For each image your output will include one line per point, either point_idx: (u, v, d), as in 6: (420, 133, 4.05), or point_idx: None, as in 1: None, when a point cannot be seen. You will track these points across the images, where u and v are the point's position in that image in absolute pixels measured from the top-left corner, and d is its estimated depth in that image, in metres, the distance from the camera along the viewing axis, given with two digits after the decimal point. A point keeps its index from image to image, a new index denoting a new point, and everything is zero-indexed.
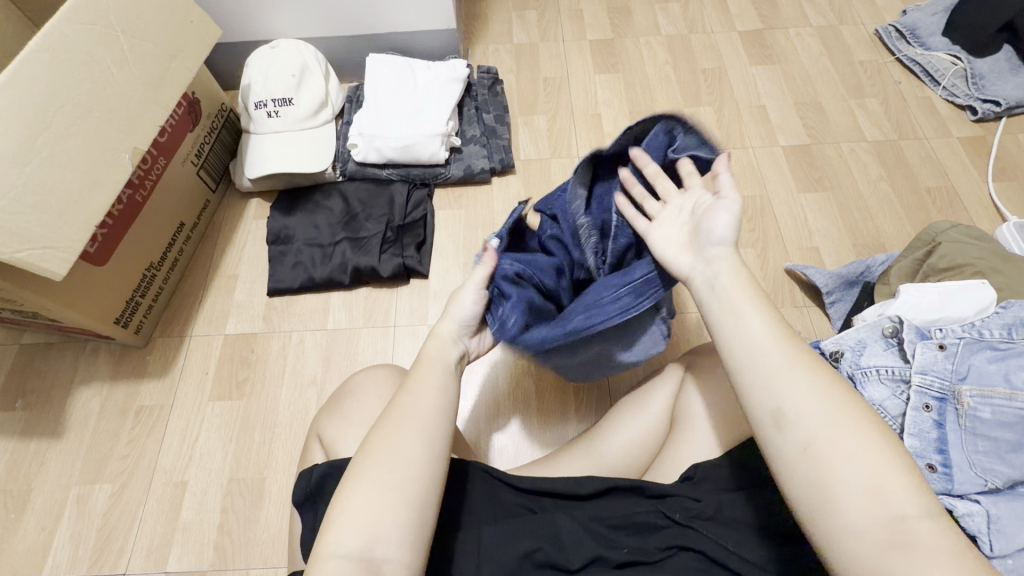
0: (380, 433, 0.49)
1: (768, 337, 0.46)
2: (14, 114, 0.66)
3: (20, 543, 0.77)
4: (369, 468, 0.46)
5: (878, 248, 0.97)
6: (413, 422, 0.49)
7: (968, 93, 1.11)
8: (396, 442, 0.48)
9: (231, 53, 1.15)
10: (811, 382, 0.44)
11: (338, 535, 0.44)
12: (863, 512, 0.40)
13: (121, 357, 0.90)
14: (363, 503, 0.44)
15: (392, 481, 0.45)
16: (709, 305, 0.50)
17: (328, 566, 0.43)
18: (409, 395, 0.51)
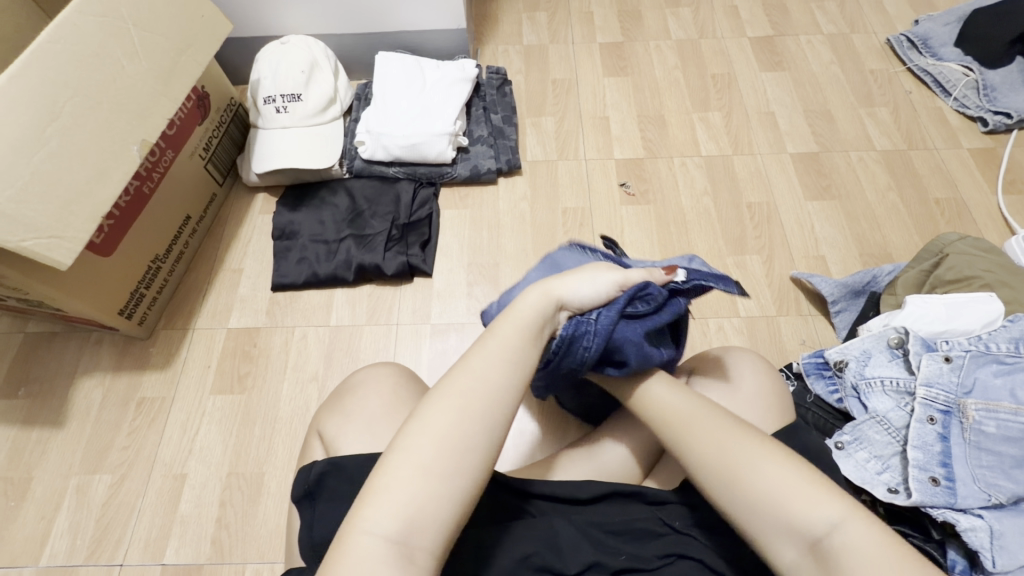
0: (437, 409, 0.46)
1: (678, 398, 0.54)
2: (24, 104, 0.66)
3: (18, 532, 0.77)
4: (419, 448, 0.45)
5: (885, 258, 0.96)
6: (473, 404, 0.47)
7: (979, 105, 1.10)
8: (454, 425, 0.46)
9: (242, 47, 1.15)
10: (721, 424, 0.50)
11: (376, 512, 0.42)
12: (778, 534, 0.45)
13: (124, 348, 0.90)
14: (406, 485, 0.43)
15: (441, 466, 0.44)
16: (666, 430, 0.53)
17: (359, 542, 0.42)
18: (473, 370, 0.49)
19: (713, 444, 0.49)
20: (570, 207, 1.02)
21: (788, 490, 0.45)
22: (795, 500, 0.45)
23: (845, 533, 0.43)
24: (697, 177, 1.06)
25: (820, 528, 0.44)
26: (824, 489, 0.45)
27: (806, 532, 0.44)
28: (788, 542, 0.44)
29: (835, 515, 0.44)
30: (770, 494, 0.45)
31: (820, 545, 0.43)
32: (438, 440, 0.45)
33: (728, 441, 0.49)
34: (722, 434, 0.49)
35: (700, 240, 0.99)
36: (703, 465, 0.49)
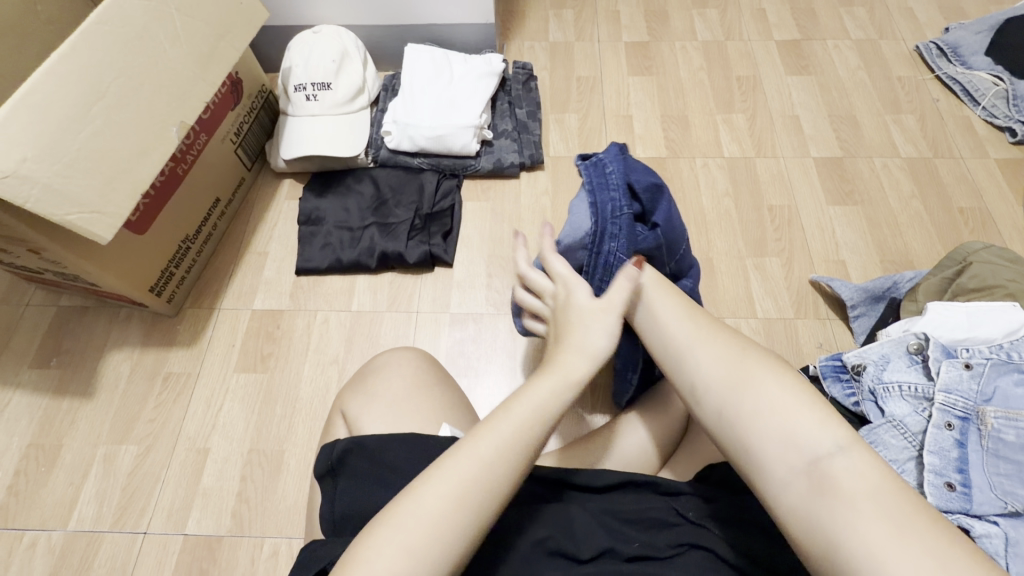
0: (446, 496, 0.43)
1: (681, 320, 0.54)
2: (72, 83, 0.68)
3: (48, 496, 0.80)
4: (424, 537, 0.41)
5: (906, 265, 0.96)
6: (478, 496, 0.43)
7: (1008, 114, 1.09)
8: (457, 517, 0.42)
9: (275, 36, 1.17)
10: (721, 348, 0.50)
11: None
12: (775, 449, 0.44)
13: (153, 324, 0.93)
14: (397, 570, 0.40)
15: (435, 558, 0.41)
16: (664, 356, 0.53)
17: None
18: (485, 456, 0.45)
19: (719, 362, 0.50)
20: None
21: (796, 408, 0.45)
22: (803, 418, 0.44)
23: (846, 459, 0.42)
24: (719, 178, 1.06)
25: (822, 449, 0.42)
26: (832, 419, 0.44)
27: (805, 451, 0.43)
28: (781, 460, 0.43)
29: (841, 441, 0.43)
30: (777, 411, 0.45)
31: (818, 467, 0.42)
32: (438, 529, 0.42)
33: (742, 359, 0.49)
34: (737, 352, 0.50)
35: (719, 240, 0.99)
36: (709, 379, 0.49)
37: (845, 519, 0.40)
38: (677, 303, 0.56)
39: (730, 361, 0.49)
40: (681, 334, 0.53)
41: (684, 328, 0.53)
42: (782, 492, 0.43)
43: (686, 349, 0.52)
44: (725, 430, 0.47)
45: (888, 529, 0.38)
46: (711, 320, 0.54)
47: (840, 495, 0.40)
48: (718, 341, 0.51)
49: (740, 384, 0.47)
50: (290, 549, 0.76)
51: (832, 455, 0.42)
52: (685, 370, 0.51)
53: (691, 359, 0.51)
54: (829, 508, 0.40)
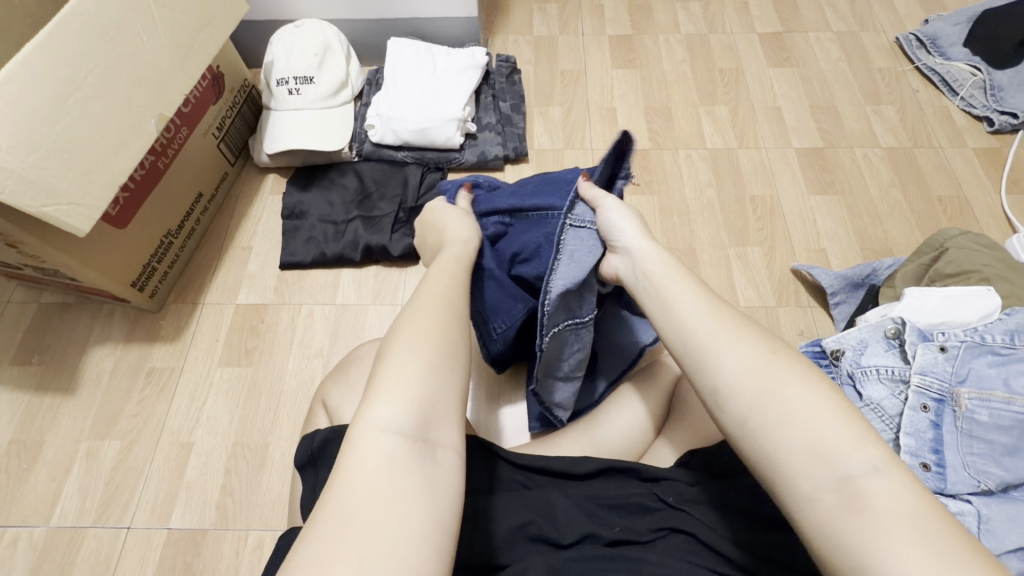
0: (427, 323, 0.47)
1: (703, 311, 0.49)
2: (48, 74, 0.68)
3: (30, 491, 0.79)
4: (426, 351, 0.45)
5: (886, 253, 0.97)
6: (455, 322, 0.49)
7: (985, 104, 1.11)
8: (443, 332, 0.47)
9: (257, 31, 1.17)
10: (752, 347, 0.46)
11: (382, 410, 0.41)
12: (804, 466, 0.40)
13: (135, 320, 0.93)
14: (414, 383, 0.43)
15: (444, 366, 0.45)
16: (683, 356, 0.49)
17: (375, 442, 0.40)
18: (439, 297, 0.51)
19: (750, 361, 0.45)
20: None
21: (831, 423, 0.41)
22: (836, 433, 0.41)
23: (882, 481, 0.39)
24: (702, 170, 1.07)
25: (855, 468, 0.39)
26: (866, 434, 0.41)
27: (836, 470, 0.39)
28: (807, 475, 0.40)
29: (877, 460, 0.40)
30: (810, 424, 0.41)
31: (849, 486, 0.39)
32: (433, 345, 0.46)
33: (772, 363, 0.45)
34: (766, 354, 0.45)
35: (702, 230, 1.00)
36: (735, 384, 0.44)
37: (877, 540, 0.37)
38: (698, 295, 0.51)
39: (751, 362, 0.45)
40: (705, 333, 0.48)
41: (707, 323, 0.48)
42: (806, 507, 0.40)
43: (704, 353, 0.47)
44: (747, 444, 0.43)
45: (929, 558, 0.35)
46: (735, 315, 0.49)
47: (870, 515, 0.38)
48: (744, 340, 0.46)
49: (770, 389, 0.43)
50: (274, 542, 0.76)
51: (867, 476, 0.39)
52: (705, 370, 0.46)
53: (717, 360, 0.46)
54: (863, 528, 0.37)
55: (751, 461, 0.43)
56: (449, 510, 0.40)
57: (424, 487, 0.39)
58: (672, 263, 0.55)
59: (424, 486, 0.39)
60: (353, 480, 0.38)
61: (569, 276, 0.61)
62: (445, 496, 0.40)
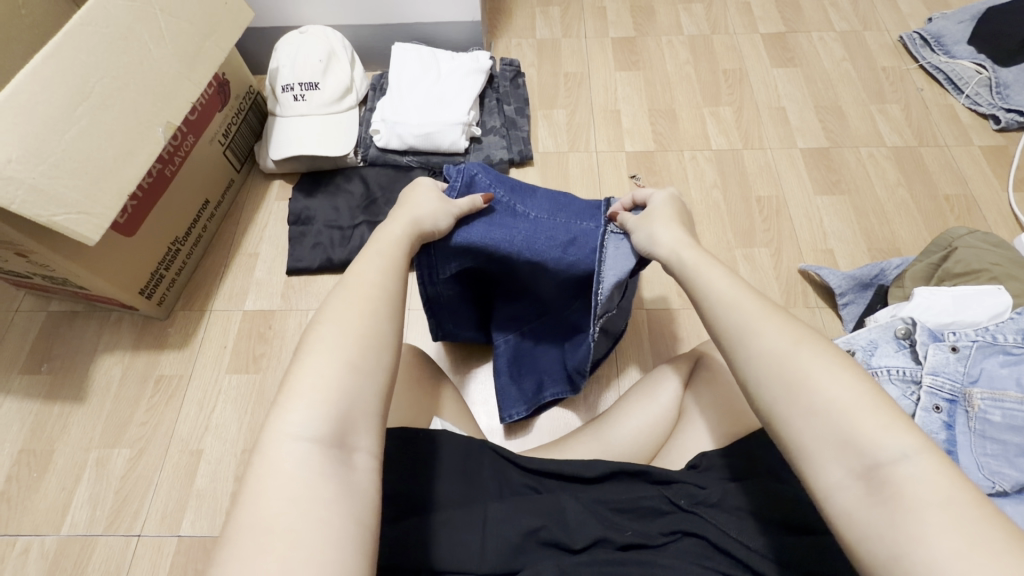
0: (349, 319, 0.46)
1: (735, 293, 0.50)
2: (56, 85, 0.69)
3: (41, 501, 0.79)
4: (343, 350, 0.44)
5: (894, 253, 0.97)
6: (383, 317, 0.48)
7: (991, 102, 1.10)
8: (362, 329, 0.46)
9: (261, 37, 1.17)
10: (781, 325, 0.46)
11: (295, 415, 0.41)
12: (832, 456, 0.40)
13: (143, 328, 0.93)
14: (328, 386, 0.42)
15: (364, 364, 0.44)
16: (721, 339, 0.49)
17: (287, 448, 0.39)
18: (363, 287, 0.50)
19: (779, 349, 0.45)
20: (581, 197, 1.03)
21: (858, 411, 0.40)
22: (865, 423, 0.40)
23: (915, 465, 0.37)
24: (707, 171, 1.07)
25: (885, 455, 0.38)
26: (899, 418, 0.40)
27: (864, 456, 0.39)
28: (833, 462, 0.40)
29: (909, 445, 0.38)
30: (838, 416, 0.40)
31: (876, 473, 0.38)
32: (349, 343, 0.45)
33: (793, 352, 0.44)
34: (789, 346, 0.44)
35: (708, 232, 1.00)
36: (764, 375, 0.45)
37: (909, 529, 0.36)
38: (732, 280, 0.52)
39: (784, 350, 0.44)
40: (743, 317, 0.48)
41: (739, 312, 0.48)
42: (834, 494, 0.40)
43: (740, 340, 0.47)
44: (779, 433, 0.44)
45: (959, 546, 0.34)
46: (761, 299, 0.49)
47: (909, 507, 0.36)
48: (777, 326, 0.46)
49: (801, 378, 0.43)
50: None
51: (897, 462, 0.38)
52: (744, 356, 0.46)
53: (754, 344, 0.46)
54: (891, 516, 0.37)
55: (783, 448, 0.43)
56: (365, 511, 0.39)
57: (338, 491, 0.39)
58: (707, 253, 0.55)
59: (340, 489, 0.39)
60: (264, 488, 0.38)
61: (619, 268, 0.65)
62: (361, 497, 0.40)
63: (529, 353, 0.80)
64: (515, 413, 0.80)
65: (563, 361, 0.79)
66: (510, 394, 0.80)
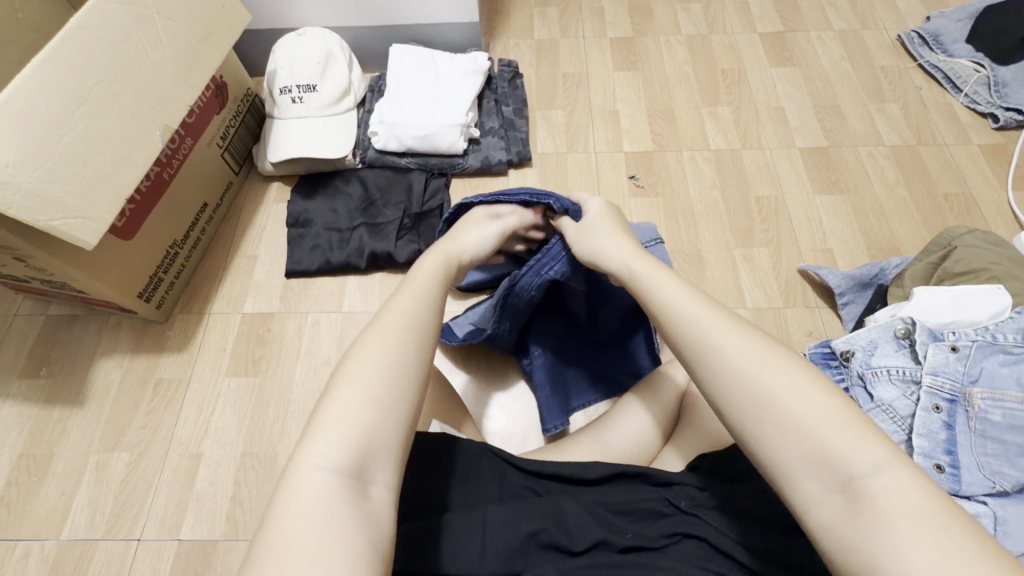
0: (381, 350, 0.48)
1: (692, 305, 0.52)
2: (53, 90, 0.68)
3: (40, 506, 0.79)
4: (372, 386, 0.46)
5: (893, 252, 0.97)
6: (413, 350, 0.50)
7: (990, 101, 1.10)
8: (389, 365, 0.48)
9: (259, 39, 1.17)
10: (743, 338, 0.48)
11: (321, 445, 0.43)
12: (807, 470, 0.41)
13: (142, 331, 0.93)
14: (354, 420, 0.44)
15: (391, 398, 0.46)
16: (685, 350, 0.50)
17: (311, 476, 0.42)
18: (400, 316, 0.52)
19: (740, 364, 0.46)
20: None
21: (825, 426, 0.42)
22: (834, 438, 0.41)
23: (884, 478, 0.39)
24: (706, 171, 1.06)
25: (860, 469, 0.40)
26: (869, 432, 0.42)
27: (838, 472, 0.40)
28: (812, 477, 0.41)
29: (879, 457, 0.40)
30: (809, 433, 0.42)
31: (851, 488, 0.40)
32: (374, 381, 0.46)
33: (759, 369, 0.45)
34: (754, 363, 0.46)
35: (707, 232, 1.00)
36: (732, 392, 0.46)
37: (883, 541, 0.37)
38: (689, 291, 0.54)
39: (749, 366, 0.46)
40: (709, 326, 0.49)
41: (705, 325, 0.50)
42: (814, 510, 0.41)
43: (730, 347, 0.47)
44: (753, 447, 0.44)
45: (934, 553, 0.36)
46: (723, 309, 0.51)
47: (884, 517, 0.38)
48: (737, 340, 0.47)
49: (775, 393, 0.44)
50: None
51: (869, 475, 0.40)
52: (713, 366, 0.47)
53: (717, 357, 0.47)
54: (867, 526, 0.38)
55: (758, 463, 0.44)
56: (380, 542, 0.41)
57: (357, 520, 0.41)
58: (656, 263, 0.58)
59: (358, 519, 0.41)
60: (289, 513, 0.40)
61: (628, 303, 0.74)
62: (378, 529, 0.41)
63: (563, 371, 0.83)
64: (556, 426, 0.80)
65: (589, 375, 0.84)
66: (552, 406, 0.80)
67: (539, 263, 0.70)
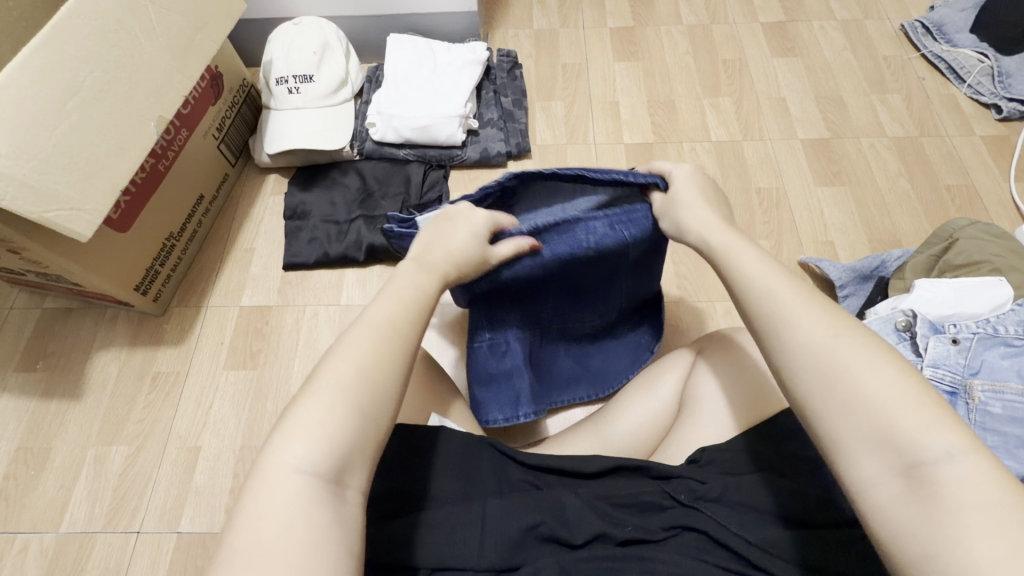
0: (360, 351, 0.46)
1: (767, 275, 0.50)
2: (46, 79, 0.67)
3: (38, 499, 0.79)
4: (351, 392, 0.44)
5: (894, 244, 0.96)
6: (391, 350, 0.47)
7: (993, 92, 1.09)
8: (372, 369, 0.45)
9: (255, 29, 1.16)
10: (819, 312, 0.46)
11: (294, 448, 0.41)
12: (870, 453, 0.41)
13: (140, 324, 0.92)
14: (333, 425, 0.42)
15: (367, 402, 0.44)
16: (756, 317, 0.49)
17: (285, 479, 0.40)
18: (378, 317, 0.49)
19: (811, 337, 0.45)
20: None
21: (902, 407, 0.40)
22: (908, 422, 0.40)
23: (958, 466, 0.38)
24: (707, 163, 1.06)
25: (930, 454, 0.39)
26: (947, 420, 0.40)
27: (905, 456, 0.39)
28: (874, 459, 0.40)
29: (953, 445, 0.39)
30: (879, 415, 0.41)
31: (917, 472, 0.39)
32: (349, 383, 0.44)
33: (834, 344, 0.44)
34: (829, 338, 0.45)
35: None
36: (801, 365, 0.45)
37: (948, 530, 0.36)
38: (764, 258, 0.52)
39: (822, 340, 0.45)
40: (784, 297, 0.48)
41: (773, 298, 0.49)
42: (871, 489, 0.40)
43: (774, 327, 0.47)
44: (815, 423, 0.44)
45: (1005, 544, 0.35)
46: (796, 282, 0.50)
47: (940, 503, 0.37)
48: (813, 315, 0.46)
49: (846, 369, 0.43)
50: None
51: (940, 462, 0.39)
52: (782, 336, 0.47)
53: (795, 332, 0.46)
54: (929, 514, 0.38)
55: (818, 439, 0.44)
56: (353, 547, 0.40)
57: (335, 524, 0.40)
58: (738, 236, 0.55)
59: (335, 523, 0.40)
60: (260, 514, 0.39)
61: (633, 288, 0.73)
62: (353, 532, 0.41)
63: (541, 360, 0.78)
64: (496, 418, 0.76)
65: (565, 369, 0.81)
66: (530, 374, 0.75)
67: (615, 219, 0.64)
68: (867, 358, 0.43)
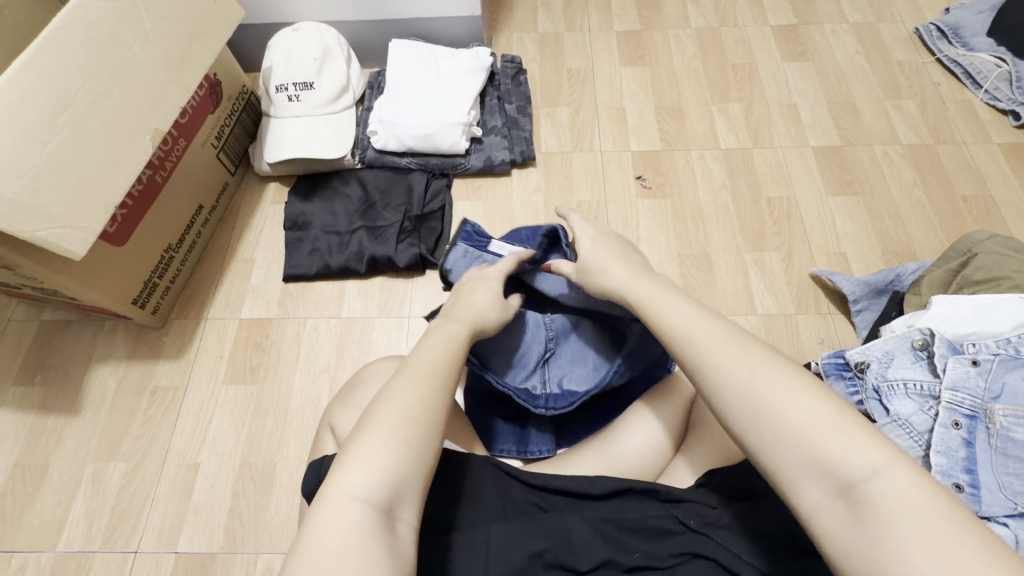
0: (416, 390, 0.48)
1: (698, 319, 0.51)
2: (36, 94, 0.66)
3: (36, 517, 0.78)
4: (404, 426, 0.45)
5: (909, 256, 0.94)
6: (398, 383, 0.49)
7: (1011, 97, 1.06)
8: (425, 407, 0.47)
9: (254, 34, 1.14)
10: (741, 350, 0.46)
11: (354, 476, 0.42)
12: (807, 478, 0.41)
13: (138, 337, 0.91)
14: (388, 456, 0.43)
15: (421, 438, 0.45)
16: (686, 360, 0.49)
17: (345, 506, 0.41)
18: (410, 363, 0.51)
19: (736, 378, 0.45)
20: (585, 199, 1.01)
21: (823, 430, 0.41)
22: (834, 444, 0.40)
23: (886, 482, 0.38)
24: (715, 171, 1.03)
25: (859, 474, 0.39)
26: (877, 435, 0.41)
27: (838, 478, 0.39)
28: (814, 485, 0.40)
29: (879, 462, 0.39)
30: (805, 440, 0.41)
31: (852, 492, 0.39)
32: (408, 418, 0.46)
33: (753, 382, 0.44)
34: (748, 376, 0.45)
35: (716, 236, 0.97)
36: (731, 405, 0.45)
37: (889, 549, 0.36)
38: (693, 307, 0.53)
39: (744, 381, 0.44)
40: (708, 336, 0.49)
41: (699, 341, 0.49)
42: (816, 514, 0.40)
43: (706, 371, 0.47)
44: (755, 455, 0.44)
45: (936, 558, 0.35)
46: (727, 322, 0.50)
47: (879, 524, 0.37)
48: (734, 353, 0.46)
49: (767, 401, 0.43)
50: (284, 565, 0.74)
51: (868, 479, 0.39)
52: (706, 381, 0.47)
53: (715, 375, 0.46)
54: (870, 531, 0.38)
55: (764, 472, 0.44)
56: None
57: (386, 556, 0.40)
58: (665, 285, 0.58)
59: (387, 555, 0.40)
60: (320, 540, 0.40)
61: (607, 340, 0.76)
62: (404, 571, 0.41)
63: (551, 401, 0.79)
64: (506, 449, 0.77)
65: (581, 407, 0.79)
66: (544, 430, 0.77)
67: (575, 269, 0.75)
68: (789, 389, 0.43)
